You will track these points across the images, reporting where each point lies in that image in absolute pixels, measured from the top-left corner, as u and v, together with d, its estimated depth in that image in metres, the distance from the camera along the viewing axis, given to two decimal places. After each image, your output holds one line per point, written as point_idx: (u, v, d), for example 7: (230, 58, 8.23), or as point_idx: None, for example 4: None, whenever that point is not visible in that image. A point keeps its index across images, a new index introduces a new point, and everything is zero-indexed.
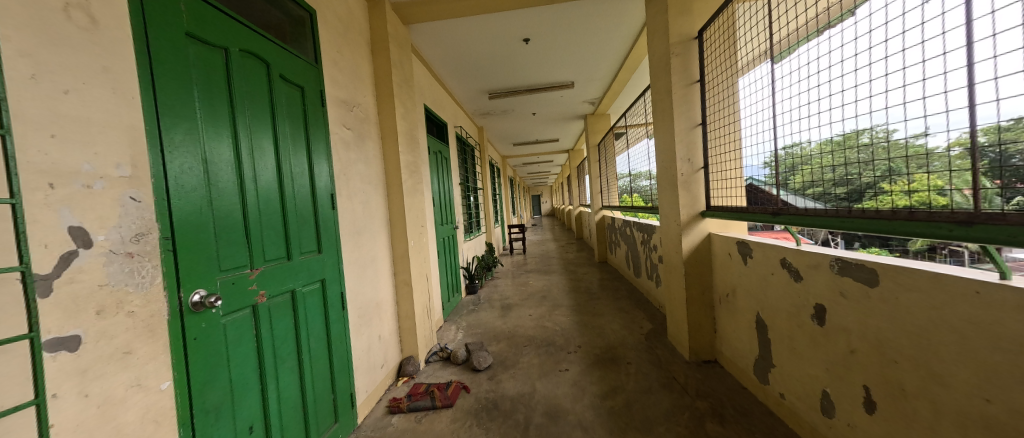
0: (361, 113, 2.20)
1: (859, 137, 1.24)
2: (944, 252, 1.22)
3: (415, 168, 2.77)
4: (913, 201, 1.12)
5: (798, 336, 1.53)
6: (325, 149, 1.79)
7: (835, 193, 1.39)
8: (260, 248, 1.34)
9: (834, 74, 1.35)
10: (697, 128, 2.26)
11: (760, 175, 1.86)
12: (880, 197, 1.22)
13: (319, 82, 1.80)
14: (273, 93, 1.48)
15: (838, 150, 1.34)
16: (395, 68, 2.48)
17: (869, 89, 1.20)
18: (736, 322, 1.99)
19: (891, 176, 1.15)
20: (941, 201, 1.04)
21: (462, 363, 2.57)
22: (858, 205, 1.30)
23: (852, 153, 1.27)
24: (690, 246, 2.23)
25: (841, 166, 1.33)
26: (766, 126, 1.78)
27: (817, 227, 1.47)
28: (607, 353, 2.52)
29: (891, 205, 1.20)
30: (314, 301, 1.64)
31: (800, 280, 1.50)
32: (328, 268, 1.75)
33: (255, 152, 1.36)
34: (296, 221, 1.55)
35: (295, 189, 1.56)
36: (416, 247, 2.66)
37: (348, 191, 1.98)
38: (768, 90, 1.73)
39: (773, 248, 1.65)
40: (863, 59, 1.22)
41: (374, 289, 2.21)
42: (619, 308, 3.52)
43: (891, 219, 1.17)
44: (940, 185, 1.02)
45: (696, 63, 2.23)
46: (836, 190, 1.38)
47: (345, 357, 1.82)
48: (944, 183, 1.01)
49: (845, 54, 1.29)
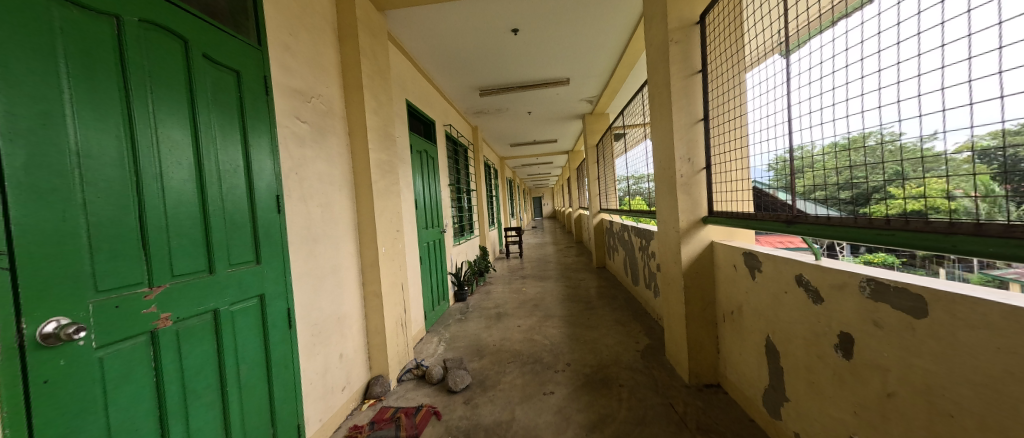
0: (322, 106, 1.96)
1: (865, 141, 1.08)
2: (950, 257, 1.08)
3: (390, 167, 2.52)
4: (923, 206, 0.96)
5: (817, 370, 1.21)
6: (270, 143, 1.56)
7: (841, 197, 1.21)
8: (164, 262, 1.11)
9: (853, 58, 1.11)
10: (699, 123, 1.98)
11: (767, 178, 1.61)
12: (888, 200, 1.04)
13: (263, 65, 1.56)
14: (196, 78, 1.26)
15: (843, 152, 1.17)
16: (365, 57, 2.24)
17: (897, 74, 0.96)
18: (742, 344, 1.71)
19: (898, 179, 1.00)
20: (950, 205, 0.90)
21: (438, 383, 2.31)
22: (866, 210, 1.13)
23: (863, 155, 1.09)
24: (690, 256, 1.97)
25: (850, 168, 1.15)
26: (772, 121, 1.54)
27: (848, 240, 1.19)
28: (597, 373, 2.27)
29: (898, 210, 1.03)
30: (249, 321, 1.40)
31: (822, 303, 1.18)
32: (270, 282, 1.51)
33: (164, 145, 1.13)
34: (225, 228, 1.33)
35: (223, 191, 1.33)
36: (390, 253, 2.41)
37: (299, 193, 1.73)
38: (778, 79, 1.48)
39: (788, 260, 1.34)
40: (888, 37, 0.98)
41: (335, 302, 1.95)
42: (616, 320, 3.25)
43: (949, 235, 0.89)
44: (946, 189, 0.88)
45: (698, 51, 1.96)
46: (841, 193, 1.21)
47: (291, 382, 1.58)
48: (952, 187, 0.87)
49: (866, 34, 1.06)
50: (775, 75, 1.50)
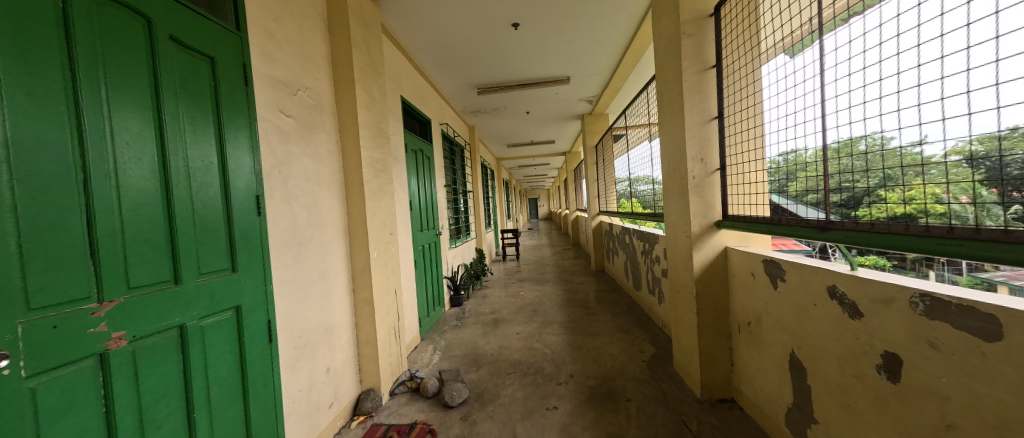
0: (310, 99, 1.80)
1: (858, 144, 1.12)
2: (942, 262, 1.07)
3: (383, 166, 2.37)
4: (913, 210, 1.01)
5: (855, 392, 1.10)
6: (249, 138, 1.40)
7: (834, 200, 1.27)
8: (118, 271, 0.96)
9: (906, 45, 0.95)
10: (713, 122, 1.87)
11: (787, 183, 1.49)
12: (880, 204, 1.09)
13: (241, 52, 1.40)
14: (161, 64, 1.11)
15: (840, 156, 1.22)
16: (357, 48, 2.09)
17: (968, 61, 0.81)
18: (760, 358, 1.60)
19: (887, 183, 1.05)
20: (940, 209, 0.94)
21: (433, 397, 2.16)
22: (856, 213, 1.18)
23: (855, 159, 1.14)
24: (703, 263, 1.86)
25: (841, 174, 1.23)
26: (800, 118, 1.38)
27: (904, 251, 1.02)
28: (602, 385, 2.14)
29: (886, 214, 1.08)
30: (222, 336, 1.25)
31: (861, 318, 1.07)
32: (247, 292, 1.35)
33: (119, 140, 0.98)
34: (195, 234, 1.17)
35: (193, 191, 1.18)
36: (383, 258, 2.25)
37: (284, 193, 1.57)
38: (809, 71, 1.33)
39: (822, 270, 1.22)
40: (956, 18, 0.84)
41: (323, 311, 1.79)
42: (618, 327, 3.13)
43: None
44: (937, 193, 0.93)
45: (712, 45, 1.84)
46: (835, 197, 1.26)
47: (269, 404, 1.42)
48: (941, 191, 0.91)
49: (925, 16, 0.90)
50: (807, 66, 1.34)
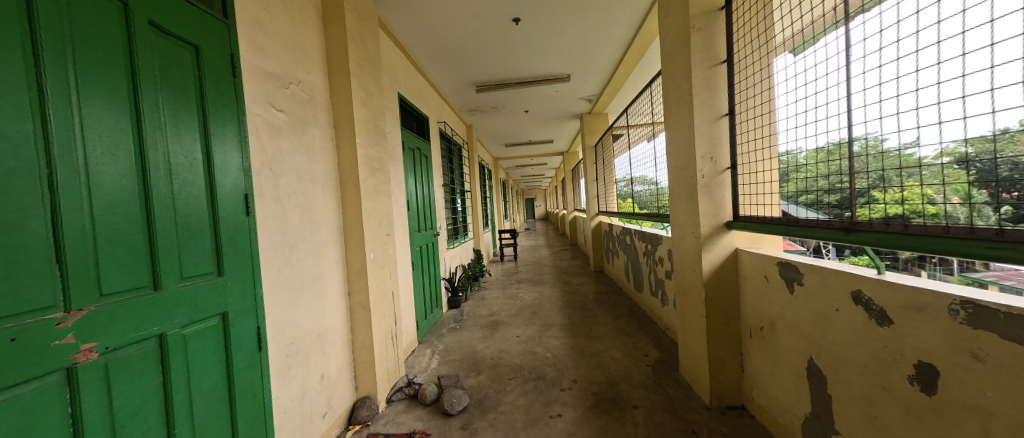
0: (303, 93, 1.71)
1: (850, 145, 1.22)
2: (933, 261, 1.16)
3: (380, 164, 2.28)
4: (907, 210, 1.05)
5: (887, 404, 1.05)
6: (236, 133, 1.29)
7: (827, 201, 1.32)
8: (89, 276, 0.85)
9: (949, 32, 0.88)
10: (723, 119, 1.81)
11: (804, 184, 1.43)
12: (873, 204, 1.15)
13: (227, 40, 1.29)
14: (139, 48, 0.99)
15: (829, 158, 1.30)
16: (353, 41, 2.00)
17: None
18: (775, 365, 1.54)
19: (881, 184, 1.10)
20: (932, 209, 0.99)
21: (431, 404, 2.07)
22: (848, 213, 1.23)
23: (847, 160, 1.24)
24: (712, 265, 1.80)
25: (835, 174, 1.28)
26: (821, 114, 1.32)
27: (949, 254, 0.94)
28: (607, 392, 2.07)
29: (882, 214, 1.13)
30: (208, 344, 1.14)
31: (892, 325, 1.02)
32: (235, 297, 1.23)
33: (90, 131, 0.87)
34: (177, 234, 1.06)
35: (176, 188, 1.06)
36: (380, 260, 2.17)
37: (275, 192, 1.46)
38: (834, 64, 1.26)
39: (850, 275, 1.16)
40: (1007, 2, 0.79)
41: (317, 316, 1.69)
42: (620, 330, 3.07)
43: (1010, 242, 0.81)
44: (931, 195, 0.96)
45: (722, 40, 1.78)
46: (827, 197, 1.32)
47: (258, 418, 1.30)
48: (936, 193, 0.95)
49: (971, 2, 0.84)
50: (831, 59, 1.27)
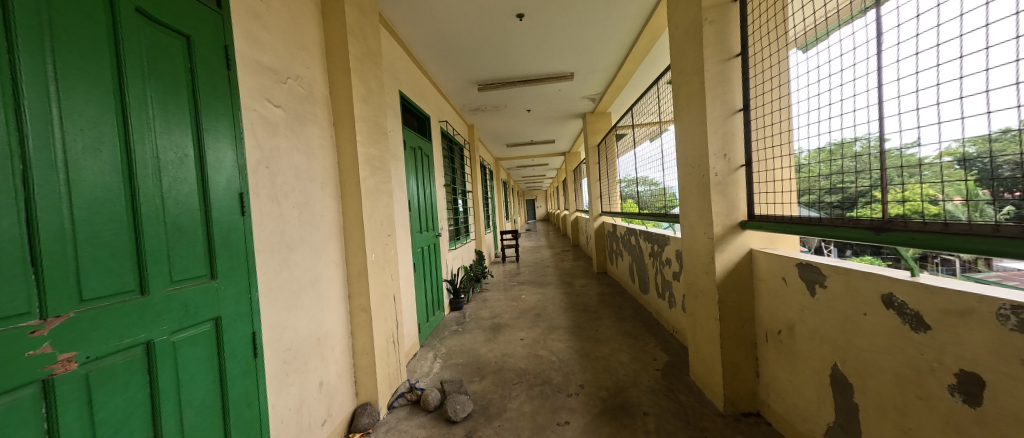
0: (302, 89, 1.64)
1: (851, 145, 1.24)
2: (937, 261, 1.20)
3: (380, 163, 2.21)
4: (907, 210, 1.08)
5: (927, 416, 1.00)
6: (231, 128, 1.21)
7: (828, 201, 1.35)
8: (69, 280, 0.78)
9: None
10: (738, 114, 1.75)
11: (816, 182, 1.40)
12: (873, 205, 1.19)
13: (222, 30, 1.21)
14: (126, 35, 0.92)
15: (829, 158, 1.32)
16: (353, 35, 1.94)
17: None
18: (795, 371, 1.48)
19: (884, 184, 1.15)
20: (933, 210, 1.01)
21: (434, 410, 1.99)
22: (851, 213, 1.26)
23: (846, 161, 1.25)
24: (726, 266, 1.73)
25: (836, 174, 1.30)
26: (849, 107, 1.24)
27: (1004, 256, 0.86)
28: (616, 397, 2.01)
29: (881, 214, 1.17)
30: (202, 351, 1.07)
31: (929, 331, 0.98)
32: (229, 301, 1.16)
33: (67, 122, 0.79)
34: (166, 234, 0.98)
35: (165, 186, 0.99)
36: (381, 262, 2.10)
37: (272, 190, 1.39)
38: (861, 53, 1.18)
39: (885, 278, 1.09)
40: None
41: (315, 321, 1.62)
42: (625, 333, 3.00)
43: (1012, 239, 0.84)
44: (932, 194, 0.99)
45: (737, 32, 1.72)
46: (829, 197, 1.34)
47: (253, 429, 1.22)
48: (936, 192, 0.98)
49: None
50: (859, 47, 1.19)
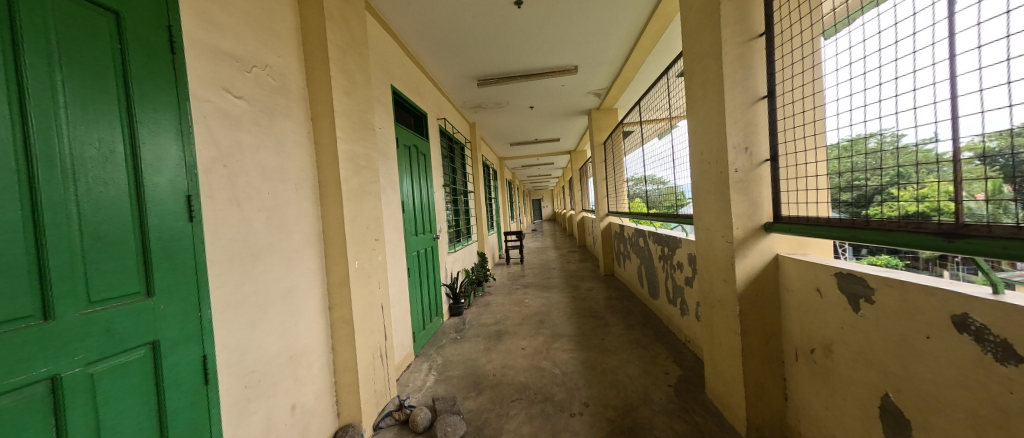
0: (272, 80, 1.49)
1: (867, 142, 1.08)
2: (956, 260, 1.08)
3: (368, 162, 2.04)
4: (925, 208, 0.96)
5: None
6: (177, 121, 1.06)
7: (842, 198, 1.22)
8: None
9: None
10: (761, 103, 1.53)
11: (835, 179, 1.25)
12: (892, 202, 1.04)
13: (165, 10, 1.06)
14: (27, 10, 0.78)
15: (844, 155, 1.16)
16: (333, 22, 1.78)
17: None
18: (834, 399, 1.27)
19: (897, 180, 1.00)
20: (952, 207, 0.90)
21: (423, 432, 1.81)
22: (867, 213, 1.12)
23: (859, 158, 1.11)
24: (748, 274, 1.53)
25: (848, 172, 1.17)
26: (897, 89, 0.98)
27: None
28: (624, 418, 1.81)
29: (899, 212, 1.03)
30: (130, 381, 0.92)
31: (1022, 365, 0.76)
32: (171, 321, 1.01)
33: None
34: (82, 246, 0.84)
35: (82, 188, 0.84)
36: (368, 269, 1.94)
37: (231, 193, 1.23)
38: (925, 18, 0.91)
39: (957, 295, 0.88)
40: None
41: (287, 337, 1.45)
42: (634, 342, 2.79)
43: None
44: (952, 191, 0.90)
45: (761, 9, 1.51)
46: (844, 195, 1.21)
47: None
48: (957, 190, 0.88)
49: None
50: (922, 12, 0.92)
